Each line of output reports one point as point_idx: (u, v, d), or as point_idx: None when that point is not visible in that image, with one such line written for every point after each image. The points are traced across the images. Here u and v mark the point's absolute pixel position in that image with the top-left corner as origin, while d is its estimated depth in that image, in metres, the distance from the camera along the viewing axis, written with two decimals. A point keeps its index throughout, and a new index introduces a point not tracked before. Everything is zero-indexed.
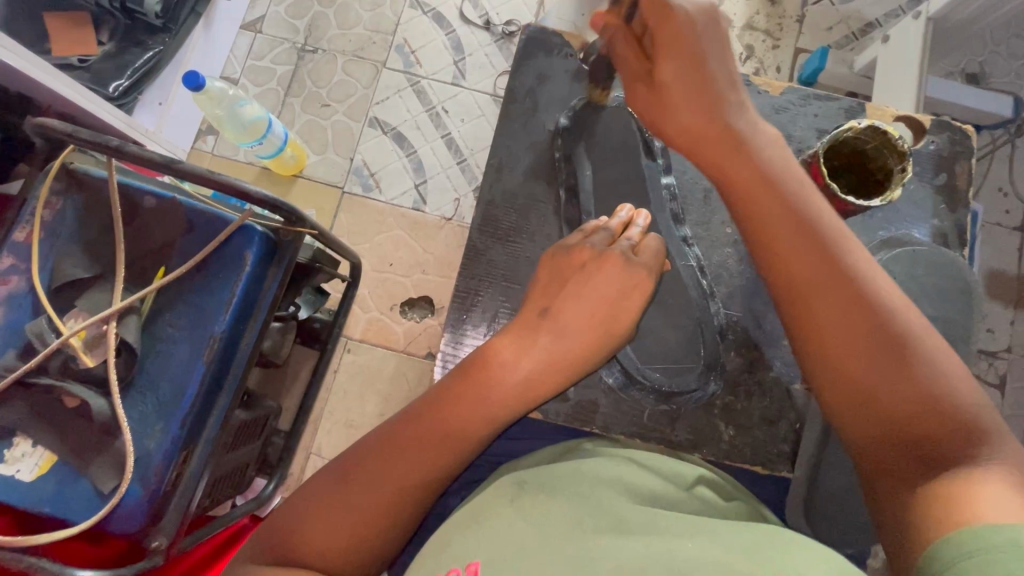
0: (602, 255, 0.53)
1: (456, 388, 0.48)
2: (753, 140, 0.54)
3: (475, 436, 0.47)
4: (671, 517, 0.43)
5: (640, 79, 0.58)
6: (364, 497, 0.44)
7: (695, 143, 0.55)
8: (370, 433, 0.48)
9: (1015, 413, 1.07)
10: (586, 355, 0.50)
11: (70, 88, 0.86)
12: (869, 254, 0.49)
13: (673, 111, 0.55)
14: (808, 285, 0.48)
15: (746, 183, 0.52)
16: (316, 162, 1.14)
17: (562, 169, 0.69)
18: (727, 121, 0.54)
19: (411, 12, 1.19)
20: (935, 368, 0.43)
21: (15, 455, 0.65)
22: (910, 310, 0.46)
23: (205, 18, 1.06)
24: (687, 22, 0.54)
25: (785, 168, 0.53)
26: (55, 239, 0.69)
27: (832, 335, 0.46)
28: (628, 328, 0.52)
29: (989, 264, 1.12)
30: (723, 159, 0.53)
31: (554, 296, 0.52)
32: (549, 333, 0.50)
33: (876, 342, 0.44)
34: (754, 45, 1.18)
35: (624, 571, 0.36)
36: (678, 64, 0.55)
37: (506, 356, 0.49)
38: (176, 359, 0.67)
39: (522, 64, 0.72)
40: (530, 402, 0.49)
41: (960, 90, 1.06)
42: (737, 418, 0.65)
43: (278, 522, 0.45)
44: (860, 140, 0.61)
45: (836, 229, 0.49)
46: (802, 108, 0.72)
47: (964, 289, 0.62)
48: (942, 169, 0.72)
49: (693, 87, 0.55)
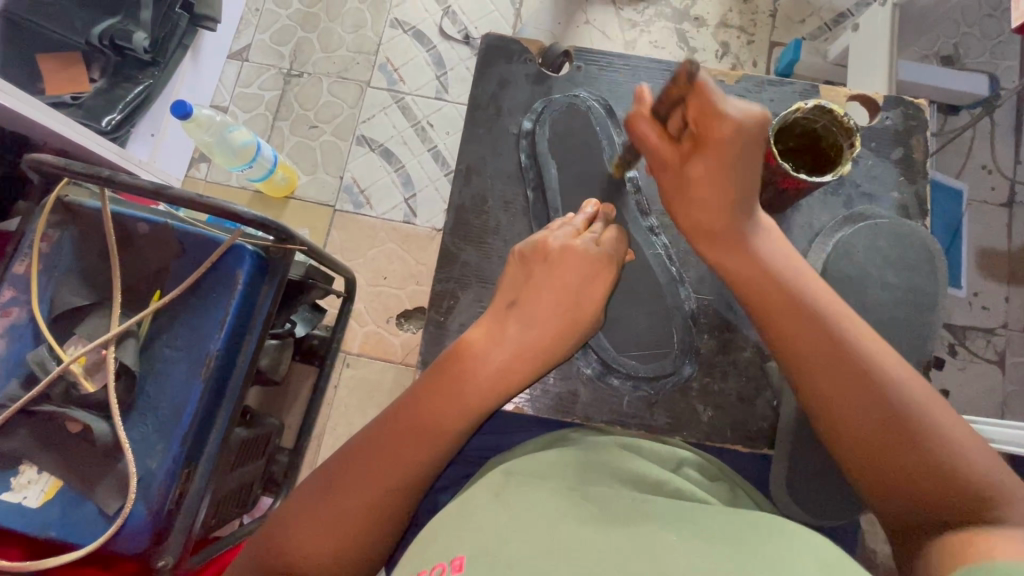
0: (563, 245, 0.56)
1: (430, 385, 0.50)
2: (753, 232, 0.55)
3: (453, 428, 0.48)
4: (658, 504, 0.44)
5: (667, 169, 0.57)
6: (354, 509, 0.45)
7: (705, 237, 0.56)
8: (349, 440, 0.49)
9: (1018, 390, 1.07)
10: (556, 341, 0.52)
11: (63, 124, 0.88)
12: (868, 326, 0.51)
13: (690, 208, 0.56)
14: (818, 375, 0.49)
15: (748, 276, 0.54)
16: (307, 183, 1.16)
17: (529, 170, 0.71)
18: (734, 213, 0.54)
19: (391, 32, 1.22)
20: (945, 440, 0.44)
21: (21, 482, 0.66)
22: (915, 382, 0.47)
23: (192, 50, 1.10)
24: (734, 132, 0.50)
25: (783, 255, 0.54)
26: (53, 270, 0.71)
27: (850, 423, 0.47)
28: (593, 314, 0.55)
29: (980, 241, 1.13)
30: (728, 259, 0.55)
31: (521, 289, 0.55)
32: (515, 323, 0.52)
33: (886, 430, 0.45)
34: (729, 41, 1.20)
35: (609, 563, 0.36)
36: (709, 168, 0.53)
37: (477, 350, 0.51)
38: (174, 379, 0.69)
39: (491, 69, 0.74)
40: (502, 392, 0.51)
41: (932, 71, 1.09)
42: (714, 398, 0.66)
43: (266, 535, 0.46)
44: (809, 120, 0.63)
45: (836, 309, 0.51)
46: (760, 94, 0.74)
47: (928, 259, 0.64)
48: (899, 144, 0.73)
49: (716, 187, 0.53)
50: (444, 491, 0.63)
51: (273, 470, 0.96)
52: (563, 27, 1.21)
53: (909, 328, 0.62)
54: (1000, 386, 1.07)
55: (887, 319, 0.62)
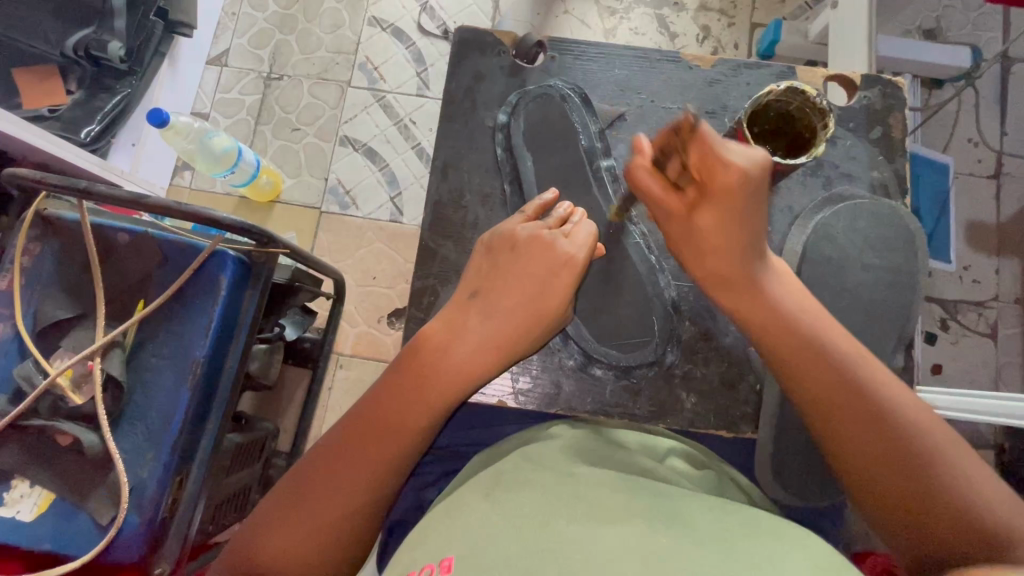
0: (532, 235, 0.57)
1: (393, 382, 0.52)
2: (765, 279, 0.53)
3: (417, 425, 0.50)
4: (650, 502, 0.43)
5: (673, 216, 0.55)
6: (326, 509, 0.47)
7: (714, 282, 0.54)
8: (321, 439, 0.51)
9: (1011, 360, 1.07)
10: (516, 329, 0.54)
11: (40, 137, 0.87)
12: (889, 370, 0.49)
13: (699, 252, 0.54)
14: (839, 419, 0.47)
15: (761, 322, 0.52)
16: (292, 186, 1.16)
17: (505, 163, 0.71)
18: (746, 258, 0.52)
19: (370, 30, 1.22)
20: (972, 488, 0.42)
21: (14, 497, 0.67)
22: (935, 425, 0.45)
23: (169, 57, 1.10)
24: (741, 180, 0.48)
25: (798, 300, 0.52)
26: (35, 283, 0.71)
27: (875, 473, 0.45)
28: (561, 304, 0.56)
29: (969, 215, 1.12)
30: (740, 304, 0.53)
31: (485, 279, 0.57)
32: (476, 314, 0.54)
33: (904, 473, 0.44)
34: (710, 25, 1.19)
35: (600, 564, 0.36)
36: (716, 215, 0.51)
37: (438, 343, 0.53)
38: (162, 388, 0.69)
39: (462, 63, 0.74)
40: (465, 386, 0.52)
41: (912, 45, 1.08)
42: (697, 384, 0.66)
43: (242, 540, 0.48)
44: (782, 102, 0.62)
45: (852, 350, 0.49)
46: (735, 78, 0.74)
47: (908, 240, 0.66)
48: (877, 123, 0.73)
49: (724, 231, 0.51)
50: (433, 487, 0.63)
51: (271, 473, 0.97)
52: (542, 17, 1.20)
53: (894, 309, 0.65)
54: (993, 358, 1.07)
55: (869, 299, 0.65)
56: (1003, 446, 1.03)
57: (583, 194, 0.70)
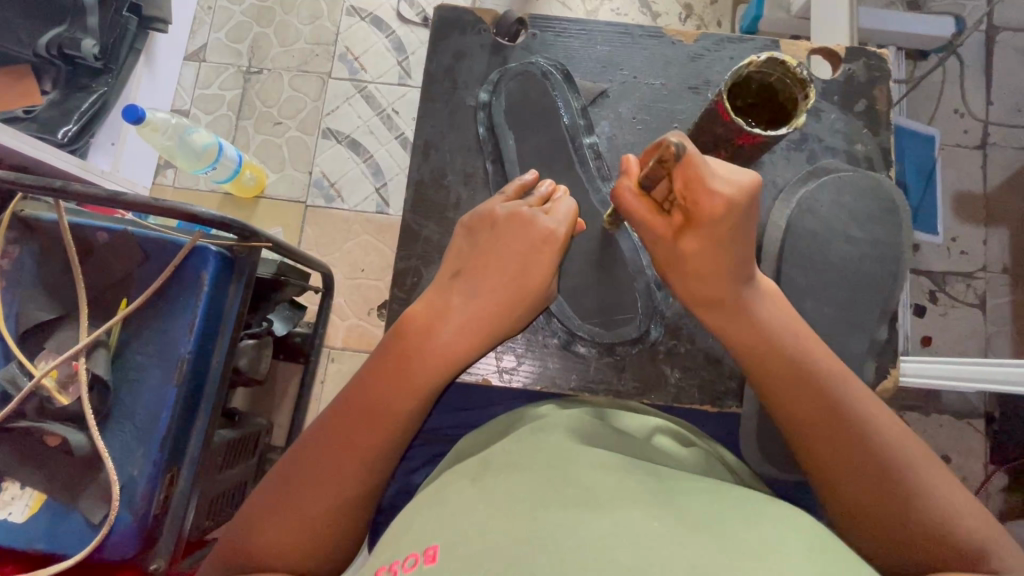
0: (510, 213, 0.57)
1: (373, 370, 0.51)
2: (757, 308, 0.51)
3: (403, 412, 0.50)
4: (636, 484, 0.43)
5: (659, 240, 0.53)
6: (315, 499, 0.47)
7: (704, 308, 0.53)
8: (305, 431, 0.51)
9: (999, 330, 1.07)
10: (498, 313, 0.54)
11: (14, 138, 0.86)
12: (893, 412, 0.48)
13: (687, 276, 0.52)
14: (832, 459, 0.47)
15: (753, 349, 0.51)
16: (276, 180, 1.15)
17: (487, 141, 0.71)
18: (736, 287, 0.51)
19: (349, 20, 1.20)
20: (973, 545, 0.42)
21: (6, 498, 0.67)
22: (934, 468, 0.45)
23: (145, 54, 1.09)
24: (727, 210, 0.47)
25: (792, 329, 0.51)
26: (15, 285, 0.70)
27: (875, 520, 0.45)
28: (542, 285, 0.56)
29: (955, 186, 1.12)
30: (734, 333, 0.52)
31: (470, 258, 0.56)
32: (457, 297, 0.54)
33: (903, 525, 0.44)
34: (692, 3, 1.19)
35: (583, 547, 0.36)
36: (702, 242, 0.50)
37: (420, 325, 0.53)
38: (148, 385, 0.69)
39: (438, 44, 0.73)
40: (448, 371, 0.52)
41: (895, 17, 1.08)
42: (682, 360, 0.66)
43: (232, 535, 0.48)
44: (763, 73, 0.60)
45: (847, 386, 0.49)
46: (719, 53, 0.73)
47: (892, 211, 0.66)
48: (860, 97, 0.72)
49: (712, 260, 0.50)
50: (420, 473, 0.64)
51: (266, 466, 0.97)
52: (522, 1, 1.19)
53: (876, 283, 0.65)
54: (981, 327, 1.07)
55: (854, 273, 0.65)
56: (992, 415, 1.04)
57: (564, 175, 0.69)
